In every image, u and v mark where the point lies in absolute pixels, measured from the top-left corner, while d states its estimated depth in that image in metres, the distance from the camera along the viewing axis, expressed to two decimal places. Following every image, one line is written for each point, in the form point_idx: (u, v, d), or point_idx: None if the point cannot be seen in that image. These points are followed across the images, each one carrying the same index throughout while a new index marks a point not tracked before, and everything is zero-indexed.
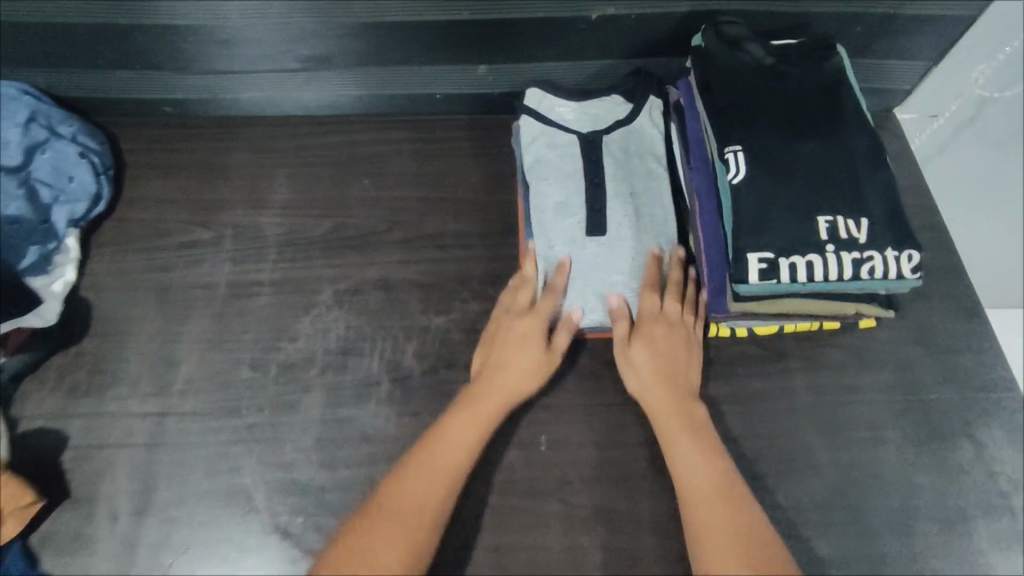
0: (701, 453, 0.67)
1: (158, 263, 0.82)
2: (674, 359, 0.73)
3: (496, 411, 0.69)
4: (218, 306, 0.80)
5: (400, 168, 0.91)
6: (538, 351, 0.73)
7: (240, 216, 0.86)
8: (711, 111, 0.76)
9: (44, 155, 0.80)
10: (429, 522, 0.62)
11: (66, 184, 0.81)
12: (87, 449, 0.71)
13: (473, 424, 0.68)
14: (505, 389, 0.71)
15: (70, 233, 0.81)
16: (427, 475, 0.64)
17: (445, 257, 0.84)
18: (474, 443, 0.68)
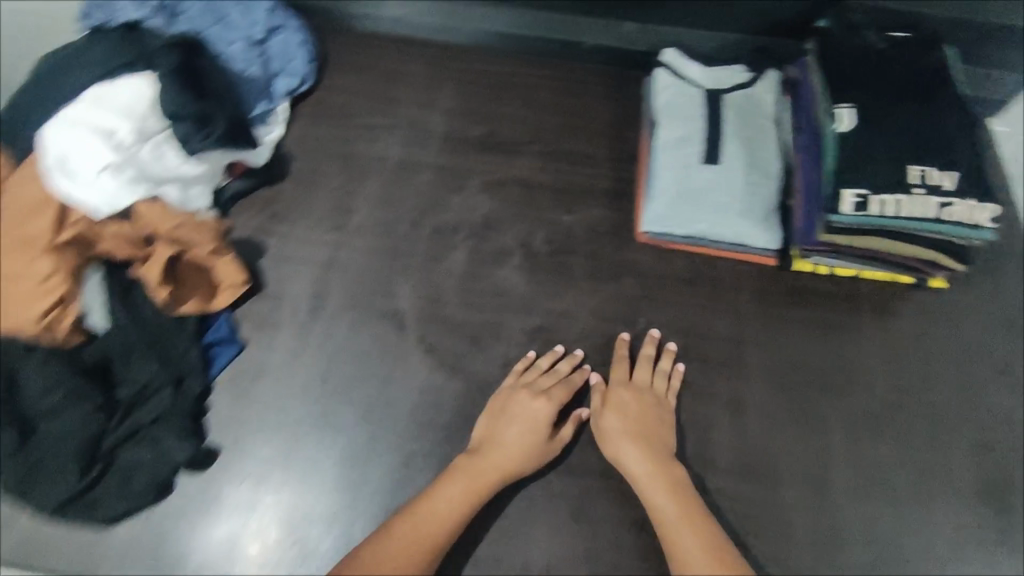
0: (687, 531, 0.68)
1: (345, 136, 1.01)
2: (651, 451, 0.74)
3: (490, 483, 0.71)
4: (388, 175, 0.97)
5: (545, 97, 1.08)
6: (537, 435, 0.75)
7: (411, 112, 1.04)
8: (828, 75, 0.90)
9: (277, 38, 1.00)
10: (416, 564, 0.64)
11: (287, 63, 1.01)
12: (280, 260, 0.89)
13: (461, 483, 0.71)
14: (495, 455, 0.73)
15: (282, 102, 1.00)
16: (412, 535, 0.66)
17: (575, 171, 1.00)
18: (462, 499, 0.70)
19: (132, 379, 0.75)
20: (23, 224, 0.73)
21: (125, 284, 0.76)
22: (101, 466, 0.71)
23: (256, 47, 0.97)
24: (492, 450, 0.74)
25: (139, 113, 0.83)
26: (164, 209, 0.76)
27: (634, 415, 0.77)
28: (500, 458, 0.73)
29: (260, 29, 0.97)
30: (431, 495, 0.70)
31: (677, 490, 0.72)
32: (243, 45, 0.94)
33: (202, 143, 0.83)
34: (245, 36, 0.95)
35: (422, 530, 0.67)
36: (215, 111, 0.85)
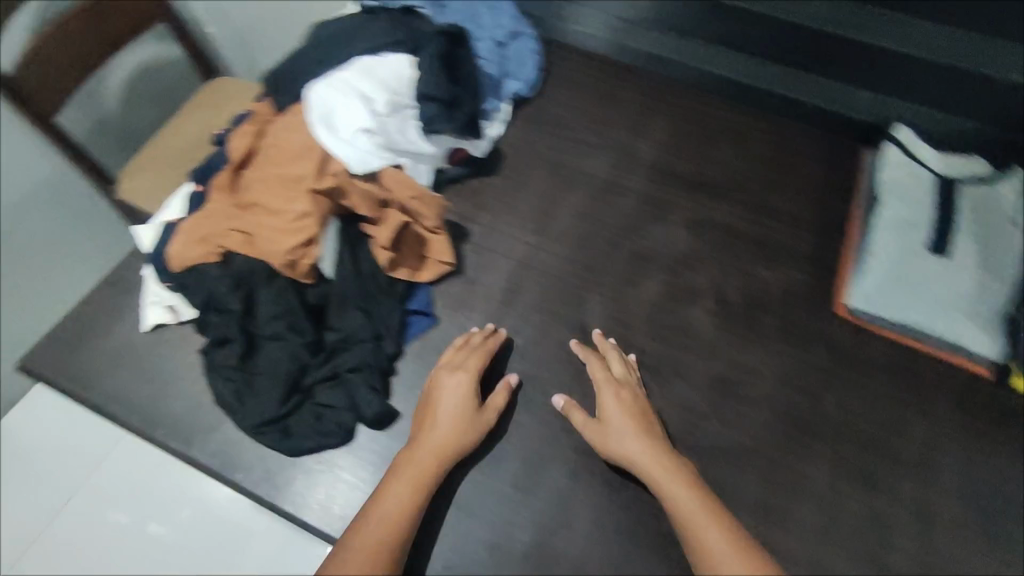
0: (677, 488, 0.69)
1: (557, 146, 1.04)
2: (633, 454, 0.72)
3: (431, 471, 0.70)
4: (592, 191, 0.99)
5: (758, 148, 1.06)
6: (453, 408, 0.75)
7: (623, 135, 1.06)
8: None
9: (514, 44, 1.06)
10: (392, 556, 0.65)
11: (518, 68, 1.06)
12: (480, 248, 0.92)
13: (420, 469, 0.70)
14: (433, 437, 0.73)
15: (506, 103, 1.05)
16: (379, 531, 0.66)
17: (781, 228, 0.97)
18: (424, 482, 0.70)
19: (340, 327, 0.79)
20: (288, 165, 0.81)
21: (355, 238, 0.82)
22: (300, 398, 0.76)
23: (496, 49, 1.03)
24: (423, 439, 0.73)
25: (393, 87, 0.89)
26: (405, 178, 0.82)
27: (660, 437, 0.74)
28: (433, 441, 0.72)
29: (502, 35, 1.04)
30: (388, 488, 0.69)
31: (685, 487, 0.69)
32: (485, 46, 1.02)
33: (442, 125, 0.89)
34: (489, 39, 1.02)
35: (388, 522, 0.67)
36: (459, 99, 0.92)
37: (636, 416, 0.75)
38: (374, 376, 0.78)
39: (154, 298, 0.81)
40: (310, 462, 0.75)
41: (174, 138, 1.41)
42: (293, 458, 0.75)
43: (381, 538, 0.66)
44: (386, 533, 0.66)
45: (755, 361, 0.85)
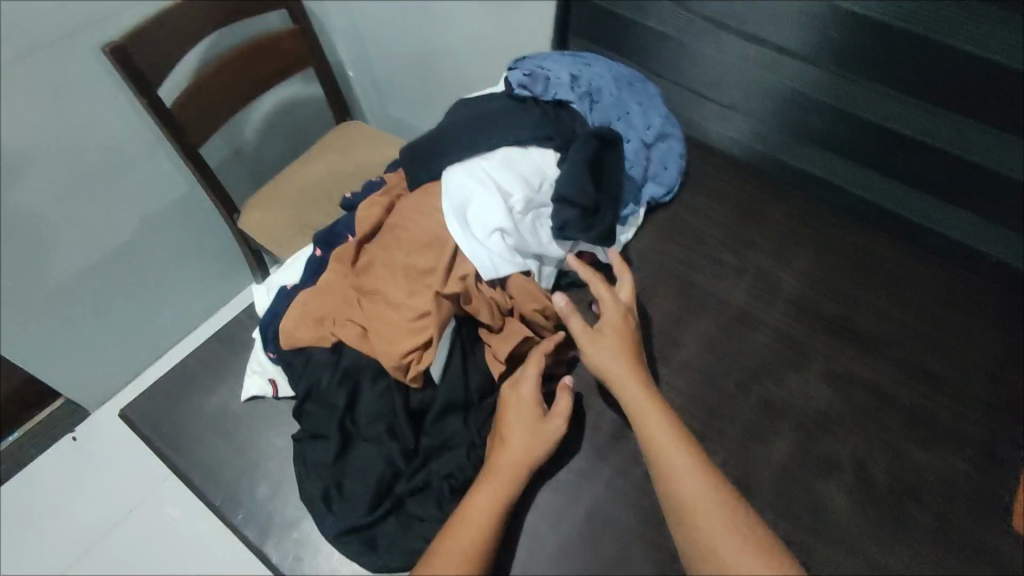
0: (686, 474, 0.67)
1: (691, 262, 0.96)
2: (645, 417, 0.72)
3: (513, 481, 0.69)
4: (725, 321, 0.90)
5: (920, 299, 0.94)
6: (524, 418, 0.72)
7: (765, 261, 0.97)
8: None
9: (657, 145, 1.01)
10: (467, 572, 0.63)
11: (662, 170, 1.01)
12: (594, 366, 0.85)
13: (502, 481, 0.68)
14: (514, 451, 0.70)
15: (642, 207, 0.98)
16: (456, 550, 0.64)
17: (943, 403, 0.83)
18: (504, 494, 0.68)
19: (439, 435, 0.74)
20: (416, 255, 0.78)
21: (468, 341, 0.77)
22: (386, 509, 0.70)
23: (641, 152, 0.97)
24: (497, 463, 0.70)
25: (534, 184, 0.86)
26: (533, 287, 0.77)
27: (617, 342, 0.77)
28: (508, 458, 0.70)
29: (647, 137, 0.99)
30: (461, 521, 0.66)
31: (687, 460, 0.68)
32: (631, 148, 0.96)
33: (577, 232, 0.85)
34: (635, 141, 0.97)
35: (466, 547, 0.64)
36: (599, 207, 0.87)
37: (620, 357, 0.76)
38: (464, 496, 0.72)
39: (258, 366, 0.80)
40: None
41: (300, 177, 1.44)
42: (370, 575, 0.69)
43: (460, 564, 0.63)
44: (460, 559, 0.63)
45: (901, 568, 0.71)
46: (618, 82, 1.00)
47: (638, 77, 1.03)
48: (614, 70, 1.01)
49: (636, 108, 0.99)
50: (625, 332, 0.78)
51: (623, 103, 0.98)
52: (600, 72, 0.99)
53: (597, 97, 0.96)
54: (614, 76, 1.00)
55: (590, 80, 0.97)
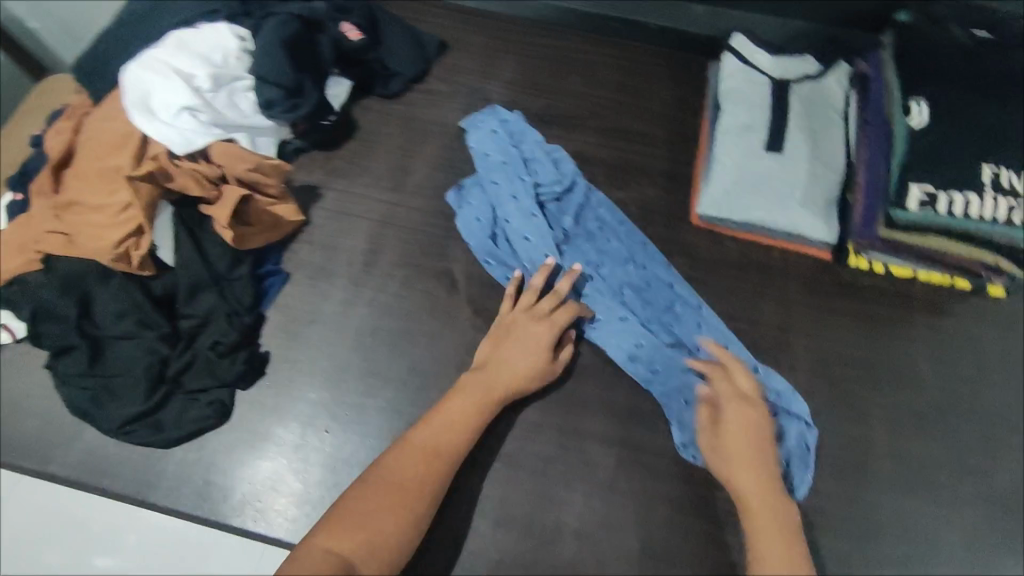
0: (766, 531, 0.64)
1: (407, 100, 1.03)
2: (759, 526, 0.65)
3: (500, 395, 0.72)
4: (448, 140, 0.99)
5: (606, 76, 1.07)
6: (538, 341, 0.75)
7: (475, 81, 1.06)
8: (924, 89, 0.84)
9: (595, 210, 0.90)
10: (434, 474, 0.66)
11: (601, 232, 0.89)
12: (336, 213, 0.91)
13: (488, 400, 0.72)
14: (521, 379, 0.73)
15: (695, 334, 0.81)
16: (423, 449, 0.67)
17: (633, 150, 1.00)
18: (485, 407, 0.71)
19: (194, 312, 0.77)
20: (107, 156, 0.76)
21: (192, 220, 0.79)
22: (166, 391, 0.74)
23: (570, 234, 0.87)
24: (492, 369, 0.74)
25: (217, 61, 0.85)
26: (237, 149, 0.79)
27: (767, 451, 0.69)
28: (506, 372, 0.73)
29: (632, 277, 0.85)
30: (439, 413, 0.70)
31: (781, 536, 0.64)
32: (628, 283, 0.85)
33: (283, 112, 0.87)
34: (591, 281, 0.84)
35: (445, 442, 0.68)
36: (301, 86, 0.88)
37: (762, 502, 0.66)
38: (234, 352, 0.76)
39: None
40: (188, 451, 0.74)
41: None
42: (168, 448, 0.74)
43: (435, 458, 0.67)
44: (432, 444, 0.67)
45: None
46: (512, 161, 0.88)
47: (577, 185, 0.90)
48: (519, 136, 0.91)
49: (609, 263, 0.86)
50: (758, 455, 0.69)
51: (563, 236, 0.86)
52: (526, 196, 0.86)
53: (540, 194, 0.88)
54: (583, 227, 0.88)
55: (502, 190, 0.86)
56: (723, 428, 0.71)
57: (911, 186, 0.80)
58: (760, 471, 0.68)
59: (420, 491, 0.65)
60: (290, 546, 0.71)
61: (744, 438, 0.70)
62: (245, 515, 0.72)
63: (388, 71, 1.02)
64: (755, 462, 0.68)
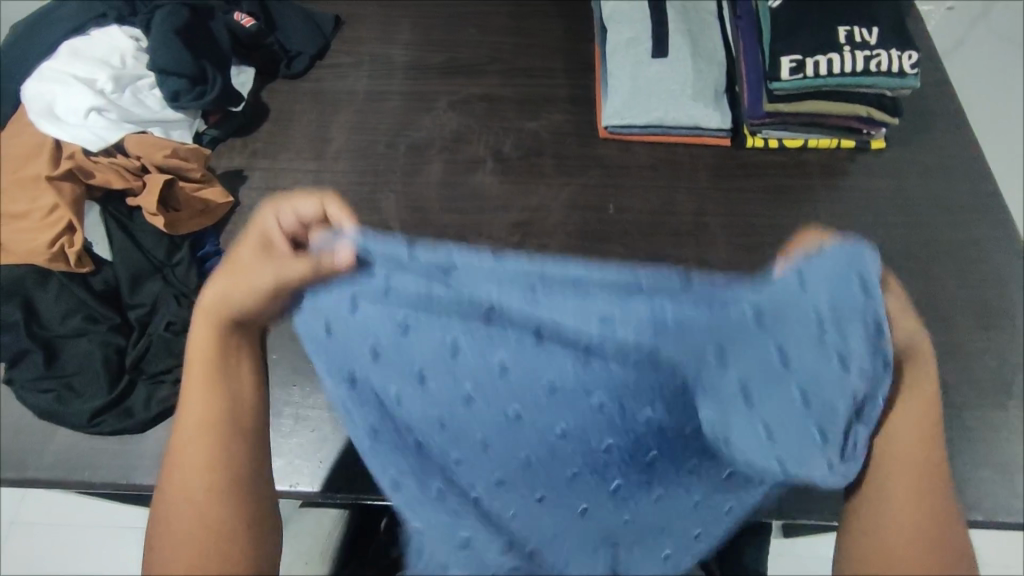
0: (901, 468, 0.51)
1: (314, 76, 1.06)
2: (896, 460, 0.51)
3: (228, 316, 0.56)
4: (360, 106, 1.03)
5: (498, 22, 1.12)
6: (235, 258, 0.55)
7: (375, 48, 1.09)
8: None
9: None
10: (200, 437, 0.51)
11: None
12: (266, 190, 0.94)
13: (218, 316, 0.55)
14: (228, 295, 0.55)
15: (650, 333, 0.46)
16: (195, 417, 0.52)
17: (536, 83, 1.06)
18: (222, 333, 0.55)
19: (141, 301, 0.79)
20: (23, 166, 0.78)
21: (121, 213, 0.81)
22: (128, 378, 0.76)
23: None
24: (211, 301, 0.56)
25: (115, 63, 0.87)
26: (152, 139, 0.83)
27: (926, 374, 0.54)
28: (214, 309, 0.55)
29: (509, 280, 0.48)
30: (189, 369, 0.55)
31: (922, 461, 0.51)
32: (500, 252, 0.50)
33: (192, 100, 0.89)
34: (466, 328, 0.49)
35: (209, 402, 0.52)
36: (205, 72, 0.91)
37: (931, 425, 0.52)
38: (189, 331, 0.79)
39: None
40: (162, 432, 0.76)
41: None
42: (142, 433, 0.76)
43: (199, 416, 0.52)
44: (198, 427, 0.51)
45: (539, 202, 0.95)
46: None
47: None
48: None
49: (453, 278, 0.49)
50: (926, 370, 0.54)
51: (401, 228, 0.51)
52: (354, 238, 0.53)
53: None
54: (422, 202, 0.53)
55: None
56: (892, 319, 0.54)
57: (780, 59, 0.89)
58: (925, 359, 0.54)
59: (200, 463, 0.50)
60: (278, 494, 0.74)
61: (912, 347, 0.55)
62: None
63: (290, 53, 1.05)
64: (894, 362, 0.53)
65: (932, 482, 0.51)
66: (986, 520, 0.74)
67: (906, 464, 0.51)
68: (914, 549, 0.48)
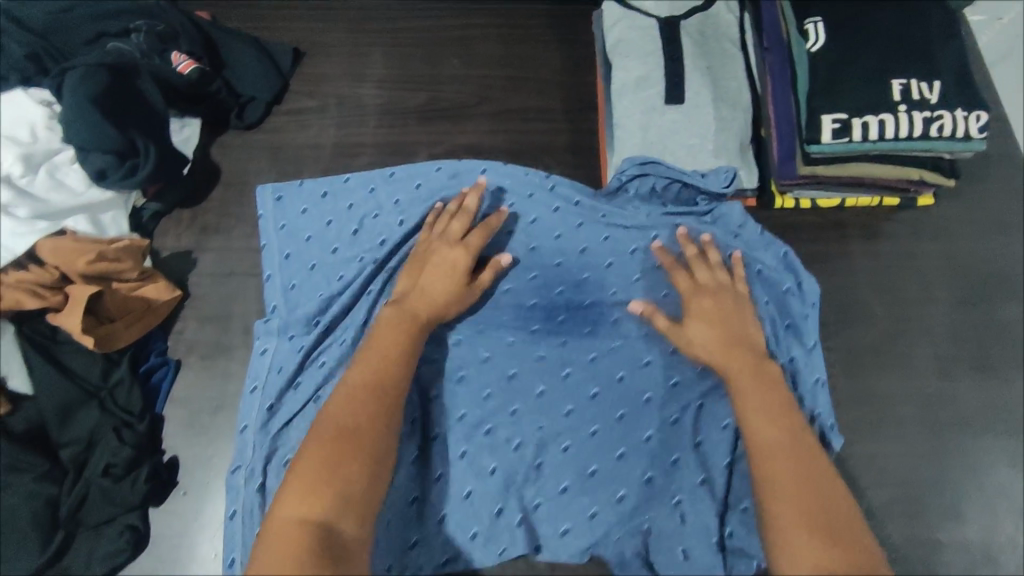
0: (759, 419, 0.60)
1: (271, 126, 0.91)
2: (752, 406, 0.61)
3: (417, 329, 0.65)
4: (328, 164, 0.89)
5: (487, 50, 0.96)
6: (439, 266, 0.70)
7: (343, 87, 0.94)
8: (822, 10, 0.79)
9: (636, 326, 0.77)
10: (376, 403, 0.58)
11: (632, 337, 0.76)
12: (220, 276, 0.81)
13: (403, 326, 0.65)
14: (416, 318, 0.66)
15: (642, 416, 0.72)
16: (358, 386, 0.59)
17: (530, 130, 0.92)
18: (405, 342, 0.64)
19: (75, 437, 0.67)
20: None
21: (42, 333, 0.68)
22: (64, 534, 0.65)
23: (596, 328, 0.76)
24: (407, 300, 0.68)
25: (23, 137, 0.73)
26: (70, 244, 0.69)
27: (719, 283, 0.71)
28: (429, 304, 0.68)
29: (563, 304, 0.77)
30: (365, 354, 0.63)
31: (766, 401, 0.61)
32: (566, 290, 0.78)
33: (122, 180, 0.75)
34: (529, 352, 0.75)
35: (377, 380, 0.60)
36: (135, 144, 0.76)
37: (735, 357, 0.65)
38: (136, 469, 0.68)
39: None
40: None
41: None
42: None
43: (370, 385, 0.59)
44: (364, 381, 0.59)
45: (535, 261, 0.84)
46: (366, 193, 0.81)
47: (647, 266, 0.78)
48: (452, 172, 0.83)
49: (533, 318, 0.77)
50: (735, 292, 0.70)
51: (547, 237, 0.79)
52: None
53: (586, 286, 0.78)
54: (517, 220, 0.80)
55: (351, 255, 0.79)
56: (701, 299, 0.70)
57: (821, 116, 0.74)
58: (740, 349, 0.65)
59: (359, 416, 0.57)
60: None
61: (734, 316, 0.68)
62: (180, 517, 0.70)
63: (241, 99, 0.90)
64: (733, 317, 0.68)
65: (785, 431, 0.59)
66: None
67: (755, 399, 0.61)
68: (790, 482, 0.55)
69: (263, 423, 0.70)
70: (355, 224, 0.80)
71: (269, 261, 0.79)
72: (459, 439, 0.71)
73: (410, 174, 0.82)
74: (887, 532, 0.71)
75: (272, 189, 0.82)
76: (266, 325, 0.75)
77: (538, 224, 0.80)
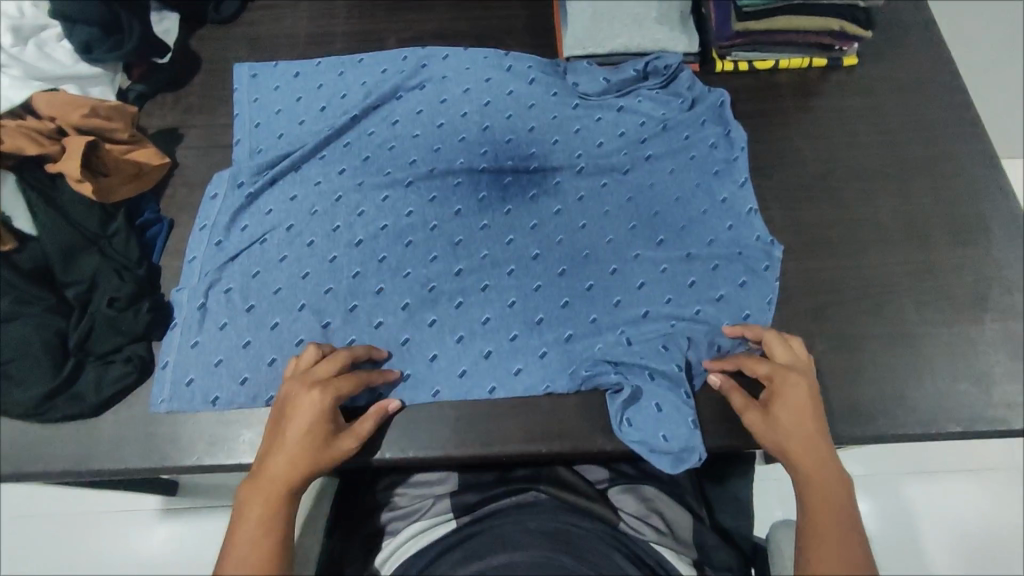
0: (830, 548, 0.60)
1: (246, 20, 0.97)
2: (819, 538, 0.61)
3: (284, 496, 0.63)
4: (302, 51, 0.95)
5: None
6: (305, 429, 0.65)
7: None
8: None
9: (576, 187, 0.85)
10: None
11: (573, 200, 0.85)
12: (207, 148, 0.87)
13: (266, 507, 0.62)
14: (275, 503, 0.62)
15: (580, 264, 0.81)
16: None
17: (489, 14, 0.99)
18: (280, 502, 0.62)
19: (78, 277, 0.72)
20: None
21: (41, 184, 0.74)
22: (74, 362, 0.70)
23: (538, 193, 0.85)
24: (261, 478, 0.63)
25: (11, 11, 0.78)
26: (66, 96, 0.75)
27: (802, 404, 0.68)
28: (278, 475, 0.63)
29: (492, 162, 0.86)
30: (228, 555, 0.60)
31: (836, 527, 0.62)
32: (493, 150, 0.86)
33: (109, 53, 0.81)
34: (475, 219, 0.83)
35: None
36: (121, 22, 0.82)
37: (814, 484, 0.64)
38: (138, 305, 0.73)
39: None
40: (118, 413, 0.72)
41: None
42: (97, 418, 0.72)
43: None
44: None
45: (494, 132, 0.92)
46: (336, 76, 0.90)
47: (587, 136, 0.88)
48: (416, 61, 0.91)
49: (479, 187, 0.84)
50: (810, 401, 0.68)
51: (502, 113, 0.88)
52: (394, 126, 0.87)
53: (529, 160, 0.86)
54: (461, 99, 0.89)
55: (316, 128, 0.87)
56: (776, 393, 0.68)
57: None
58: (823, 445, 0.66)
59: None
60: (250, 466, 0.71)
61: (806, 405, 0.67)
62: (180, 334, 0.75)
63: None
64: (809, 423, 0.67)
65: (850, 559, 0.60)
66: (965, 431, 0.74)
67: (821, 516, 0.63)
68: None
69: (214, 267, 0.78)
70: (325, 101, 0.88)
71: (241, 128, 0.87)
72: (378, 274, 0.79)
73: (377, 62, 0.91)
74: (826, 335, 0.79)
75: (249, 69, 0.91)
76: (220, 175, 0.83)
77: (481, 106, 0.88)
